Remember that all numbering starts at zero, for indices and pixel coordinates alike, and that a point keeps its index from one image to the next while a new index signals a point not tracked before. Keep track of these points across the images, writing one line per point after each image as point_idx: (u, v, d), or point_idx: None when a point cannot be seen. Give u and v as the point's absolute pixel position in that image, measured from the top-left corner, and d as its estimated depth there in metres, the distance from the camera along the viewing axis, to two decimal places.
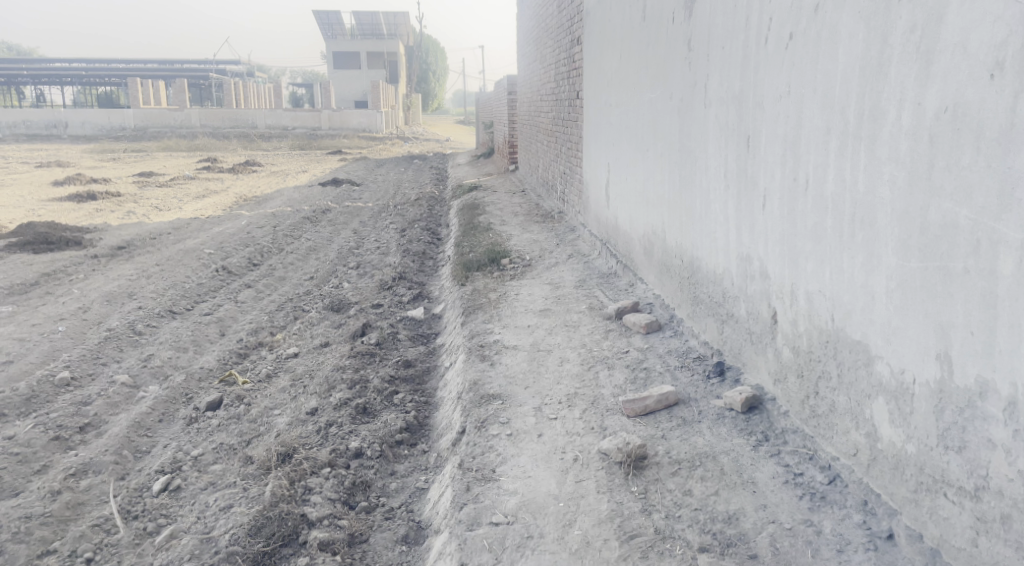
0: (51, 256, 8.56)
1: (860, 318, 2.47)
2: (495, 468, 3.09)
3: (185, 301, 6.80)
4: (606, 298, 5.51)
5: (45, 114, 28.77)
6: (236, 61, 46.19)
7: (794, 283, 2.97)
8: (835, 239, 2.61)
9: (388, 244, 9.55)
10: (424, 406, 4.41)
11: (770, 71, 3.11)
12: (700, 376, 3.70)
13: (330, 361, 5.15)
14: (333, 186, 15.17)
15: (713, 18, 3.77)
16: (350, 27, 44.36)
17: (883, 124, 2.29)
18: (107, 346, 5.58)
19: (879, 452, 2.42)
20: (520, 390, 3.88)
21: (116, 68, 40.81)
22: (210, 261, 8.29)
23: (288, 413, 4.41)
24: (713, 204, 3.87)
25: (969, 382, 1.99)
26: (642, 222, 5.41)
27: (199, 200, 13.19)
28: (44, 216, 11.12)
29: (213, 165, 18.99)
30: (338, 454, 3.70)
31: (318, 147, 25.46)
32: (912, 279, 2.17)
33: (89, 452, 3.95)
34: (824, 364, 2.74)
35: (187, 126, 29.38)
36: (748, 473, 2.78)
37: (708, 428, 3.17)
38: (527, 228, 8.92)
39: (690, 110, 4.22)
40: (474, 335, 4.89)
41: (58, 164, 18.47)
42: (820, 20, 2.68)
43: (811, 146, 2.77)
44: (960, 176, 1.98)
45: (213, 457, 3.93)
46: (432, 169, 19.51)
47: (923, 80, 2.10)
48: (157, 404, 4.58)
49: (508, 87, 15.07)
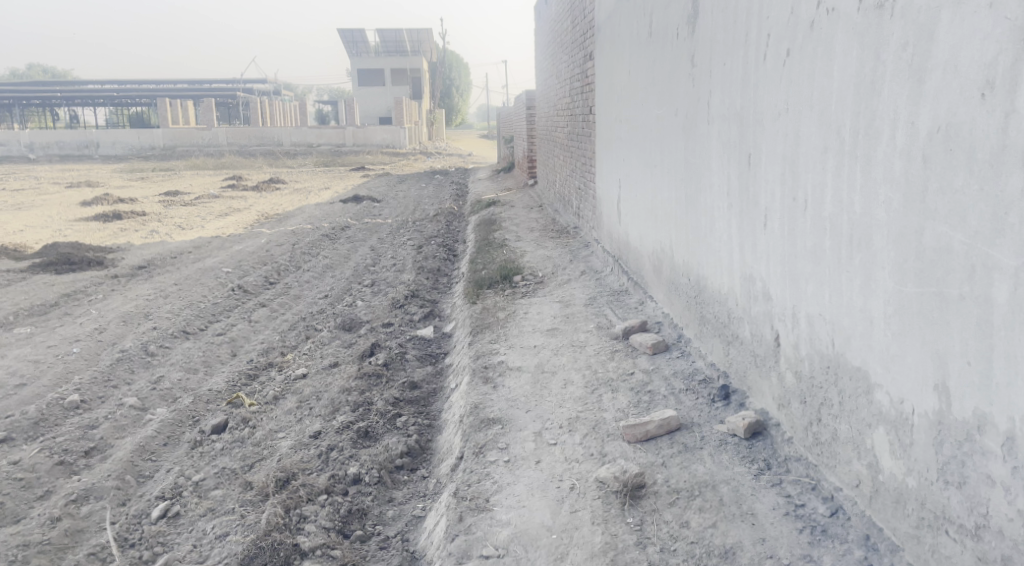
0: (72, 277, 8.68)
1: (860, 343, 2.37)
2: (490, 496, 3.02)
3: (199, 321, 6.84)
4: (615, 317, 5.43)
5: (78, 134, 29.42)
6: (262, 81, 46.97)
7: (795, 306, 2.87)
8: (834, 262, 2.52)
9: (404, 261, 9.55)
10: (427, 429, 4.37)
11: (769, 88, 3.04)
12: (704, 400, 3.61)
13: (337, 383, 5.12)
14: (354, 203, 15.24)
15: (715, 34, 3.70)
16: (373, 44, 44.87)
17: (877, 143, 2.21)
18: (119, 368, 5.62)
19: (881, 485, 2.32)
20: (522, 414, 3.82)
21: (146, 89, 41.73)
22: (228, 280, 8.35)
23: (291, 437, 4.38)
24: (718, 222, 3.80)
25: (967, 414, 1.89)
26: (651, 239, 5.33)
27: (222, 218, 13.34)
28: (70, 236, 11.32)
29: (239, 183, 19.24)
30: (337, 479, 3.67)
31: (342, 164, 25.69)
32: (908, 305, 2.08)
33: (92, 477, 3.96)
34: (826, 391, 2.65)
35: (214, 144, 29.83)
36: (747, 504, 2.68)
37: (709, 455, 3.08)
38: (541, 244, 8.87)
39: (694, 126, 4.15)
40: (479, 356, 4.83)
41: (88, 184, 18.85)
42: (816, 37, 2.61)
43: (809, 165, 2.69)
44: (953, 199, 1.89)
45: (214, 482, 3.92)
46: (453, 184, 19.57)
47: (915, 99, 2.02)
48: (163, 427, 4.58)
49: (527, 102, 15.11)
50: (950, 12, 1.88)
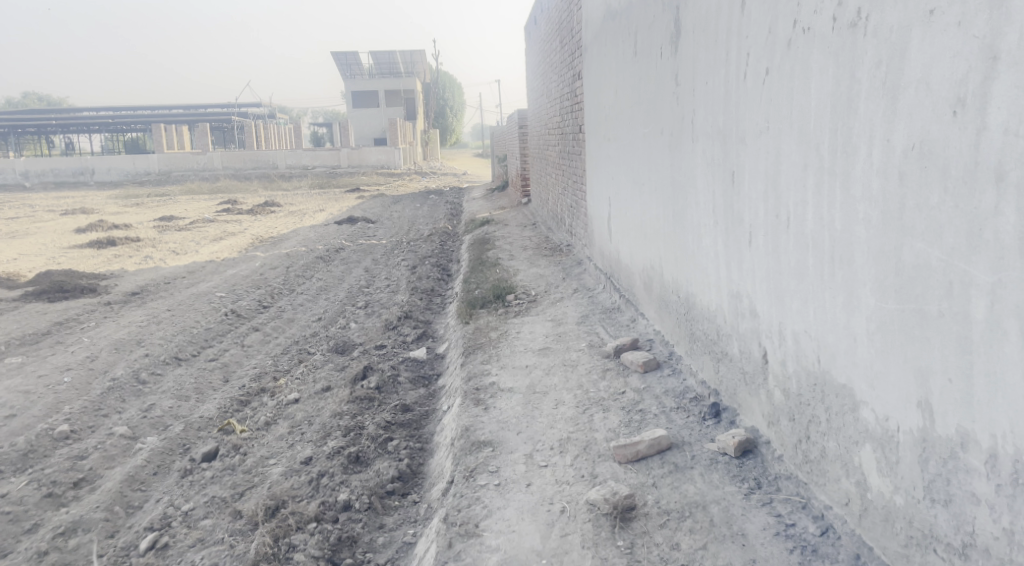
0: (65, 305, 8.64)
1: (845, 360, 2.37)
2: (480, 521, 3.00)
3: (192, 347, 6.80)
4: (607, 335, 5.42)
5: (72, 161, 29.42)
6: (257, 104, 47.16)
7: (782, 323, 2.86)
8: (817, 279, 2.52)
9: (398, 281, 9.54)
10: (419, 453, 4.34)
11: (750, 106, 3.05)
12: (695, 419, 3.59)
13: (329, 407, 5.09)
14: (348, 225, 15.25)
15: (696, 53, 3.72)
16: (368, 66, 45.16)
17: (854, 160, 2.22)
18: (110, 397, 5.58)
19: (869, 503, 2.30)
20: (513, 435, 3.80)
21: (141, 114, 41.87)
22: (221, 305, 8.32)
23: (282, 463, 4.35)
24: (704, 240, 3.80)
25: (950, 432, 1.88)
26: (641, 256, 5.33)
27: (216, 242, 13.33)
28: (63, 263, 11.28)
29: (234, 207, 19.24)
30: (327, 507, 3.66)
31: (337, 185, 25.74)
32: (890, 322, 2.08)
33: (80, 509, 3.95)
34: (814, 408, 2.64)
35: (209, 168, 29.88)
36: (738, 524, 2.66)
37: (700, 474, 3.05)
38: (534, 262, 8.87)
39: (679, 144, 4.16)
40: (471, 378, 4.81)
41: (82, 210, 18.81)
42: (793, 55, 2.63)
43: (791, 183, 2.70)
44: (930, 216, 1.89)
45: (204, 511, 3.89)
46: (448, 203, 19.62)
47: (890, 116, 2.03)
48: (153, 455, 4.54)
49: (519, 121, 15.19)
50: (921, 32, 1.88)
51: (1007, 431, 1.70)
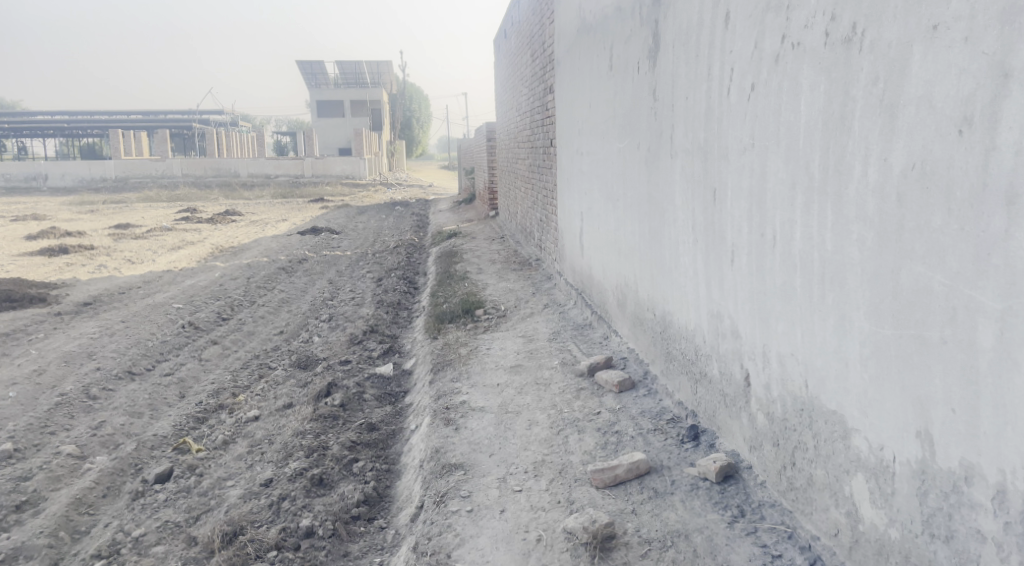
0: (12, 315, 8.25)
1: (835, 386, 2.29)
2: (452, 551, 2.87)
3: (147, 360, 6.52)
4: (580, 352, 5.32)
5: (24, 166, 28.49)
6: (219, 112, 46.40)
7: (766, 345, 2.79)
8: (805, 300, 2.45)
9: (364, 294, 9.34)
10: (386, 475, 4.18)
11: (733, 122, 2.99)
12: (674, 441, 3.50)
13: (291, 425, 4.89)
14: (312, 236, 14.94)
15: (677, 68, 3.66)
16: (334, 75, 44.73)
17: (848, 180, 2.16)
18: (57, 413, 5.29)
19: (861, 535, 2.22)
20: (485, 458, 3.66)
21: (98, 119, 40.82)
22: (178, 317, 8.02)
23: (241, 485, 4.15)
24: (682, 258, 3.73)
25: (953, 464, 1.81)
26: (615, 273, 5.25)
27: (175, 252, 12.94)
28: (13, 271, 10.82)
29: (193, 215, 18.79)
30: (288, 533, 3.50)
31: (301, 195, 25.29)
32: (886, 347, 2.01)
33: (23, 534, 3.71)
34: (800, 434, 2.56)
35: (168, 176, 29.20)
36: (722, 554, 2.56)
37: (681, 501, 2.95)
38: (503, 276, 8.75)
39: (656, 161, 4.10)
40: (440, 396, 4.67)
41: (34, 217, 18.11)
42: (781, 70, 2.57)
43: (777, 202, 2.63)
44: (931, 239, 1.83)
45: (156, 537, 3.67)
46: (415, 215, 19.41)
47: (888, 135, 1.97)
48: (103, 476, 4.29)
49: (488, 133, 15.08)
50: (922, 47, 1.84)
51: (1017, 467, 1.63)
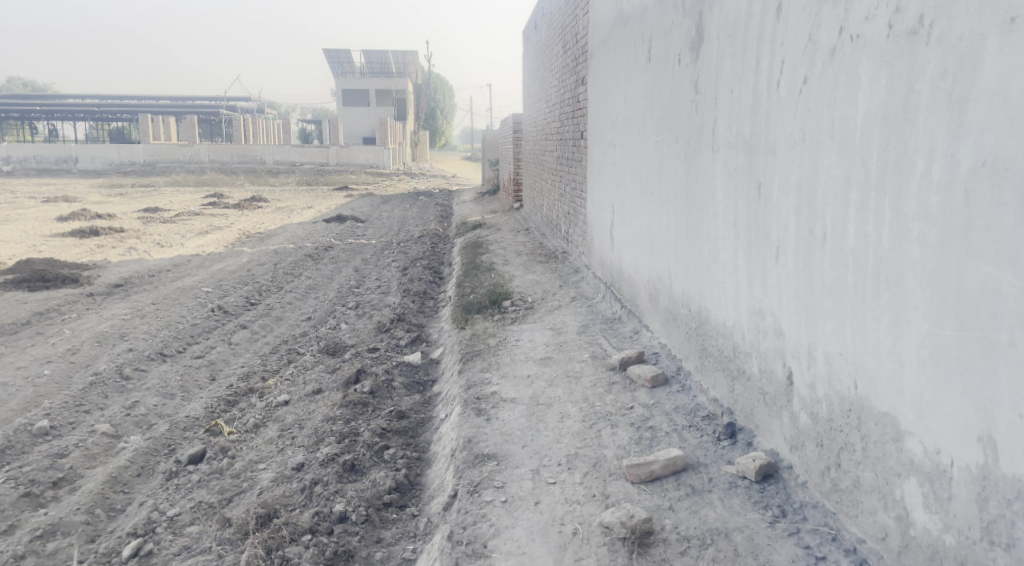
0: (46, 294, 8.36)
1: (887, 387, 2.25)
2: (488, 541, 2.87)
3: (178, 343, 6.58)
4: (610, 346, 5.28)
5: (56, 148, 28.88)
6: (246, 99, 46.74)
7: (811, 344, 2.74)
8: (857, 298, 2.40)
9: (389, 283, 9.35)
10: (417, 463, 4.19)
11: (782, 115, 2.93)
12: (709, 438, 3.47)
13: (321, 410, 4.92)
14: (337, 223, 15.01)
15: (721, 60, 3.60)
16: (360, 64, 44.84)
17: (909, 176, 2.12)
18: (92, 392, 5.36)
19: (912, 540, 2.20)
20: (518, 449, 3.65)
21: (128, 103, 41.28)
22: (207, 301, 8.09)
23: (273, 468, 4.17)
24: (722, 253, 3.67)
25: (1018, 471, 1.80)
26: (647, 267, 5.19)
27: (203, 236, 13.05)
28: (45, 252, 10.98)
29: (220, 200, 18.94)
30: (322, 518, 3.52)
31: (326, 183, 25.43)
32: (947, 348, 1.99)
33: (60, 511, 3.77)
34: (846, 435, 2.51)
35: (196, 161, 29.45)
36: (764, 554, 2.54)
37: (719, 498, 2.92)
38: (530, 268, 8.72)
39: (696, 155, 4.04)
40: (470, 386, 4.66)
41: (65, 199, 18.38)
42: (837, 63, 2.50)
43: (828, 198, 2.57)
44: (1001, 238, 1.83)
45: (190, 517, 3.72)
46: (439, 205, 19.43)
47: (956, 131, 1.95)
48: (137, 456, 4.34)
49: (514, 125, 15.01)
50: (998, 40, 1.82)
51: None
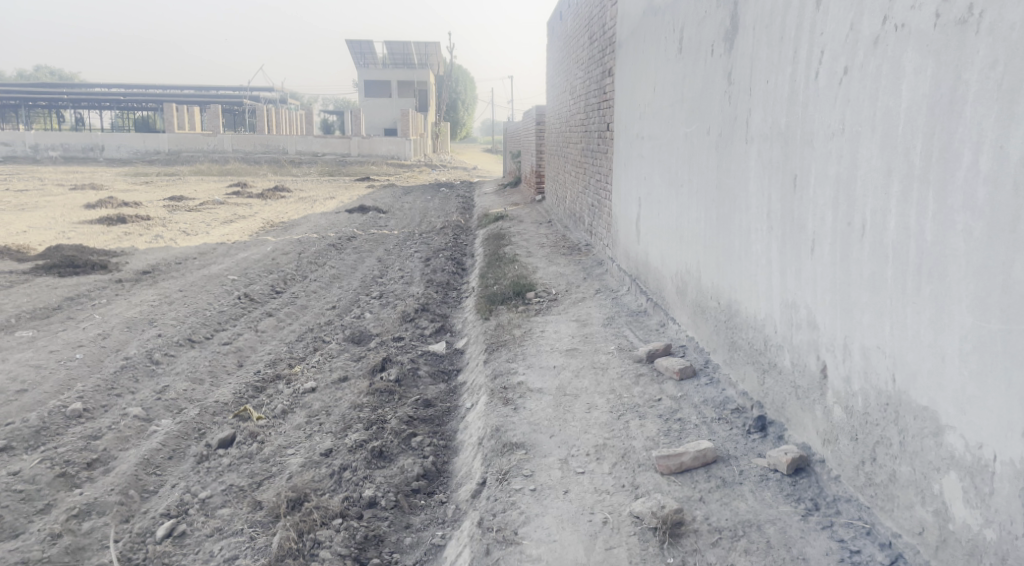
0: (76, 280, 8.49)
1: (927, 381, 2.24)
2: (518, 528, 2.89)
3: (206, 329, 6.66)
4: (636, 339, 5.26)
5: (82, 137, 29.22)
6: (269, 89, 47.00)
7: (847, 338, 2.71)
8: (897, 291, 2.37)
9: (412, 273, 9.38)
10: (444, 450, 4.21)
11: (821, 106, 2.89)
12: (739, 431, 3.46)
13: (348, 398, 4.96)
14: (359, 214, 15.07)
15: (757, 50, 3.56)
16: (383, 55, 44.87)
17: (955, 167, 2.11)
18: (123, 376, 5.45)
19: (950, 535, 2.20)
20: (545, 438, 3.66)
21: (154, 93, 41.68)
22: (233, 289, 8.17)
23: (301, 453, 4.22)
24: (754, 246, 3.64)
25: None
26: (675, 260, 5.17)
27: (227, 225, 13.16)
28: (74, 238, 11.13)
29: (243, 189, 19.08)
30: (351, 503, 3.56)
31: (348, 174, 25.52)
32: (992, 341, 1.99)
33: (95, 490, 3.84)
34: (882, 429, 2.50)
35: (219, 150, 29.67)
36: (797, 547, 2.54)
37: (750, 491, 2.92)
38: (553, 260, 8.71)
39: (728, 146, 4.01)
40: (496, 376, 4.67)
41: (92, 186, 18.61)
42: (880, 53, 2.47)
43: (868, 189, 2.55)
44: None
45: (222, 499, 3.77)
46: (460, 197, 19.43)
47: (1006, 121, 1.95)
48: (168, 439, 4.41)
49: (537, 116, 14.94)
50: None
51: None
